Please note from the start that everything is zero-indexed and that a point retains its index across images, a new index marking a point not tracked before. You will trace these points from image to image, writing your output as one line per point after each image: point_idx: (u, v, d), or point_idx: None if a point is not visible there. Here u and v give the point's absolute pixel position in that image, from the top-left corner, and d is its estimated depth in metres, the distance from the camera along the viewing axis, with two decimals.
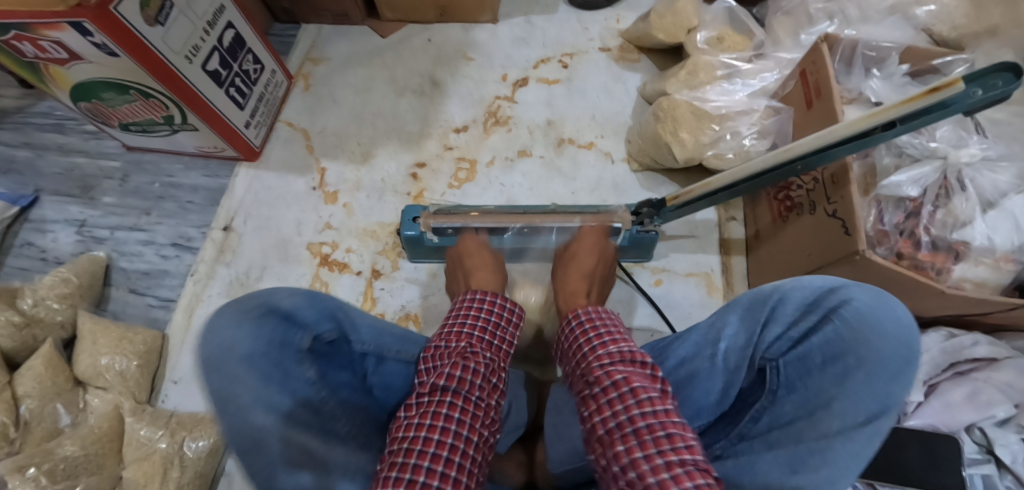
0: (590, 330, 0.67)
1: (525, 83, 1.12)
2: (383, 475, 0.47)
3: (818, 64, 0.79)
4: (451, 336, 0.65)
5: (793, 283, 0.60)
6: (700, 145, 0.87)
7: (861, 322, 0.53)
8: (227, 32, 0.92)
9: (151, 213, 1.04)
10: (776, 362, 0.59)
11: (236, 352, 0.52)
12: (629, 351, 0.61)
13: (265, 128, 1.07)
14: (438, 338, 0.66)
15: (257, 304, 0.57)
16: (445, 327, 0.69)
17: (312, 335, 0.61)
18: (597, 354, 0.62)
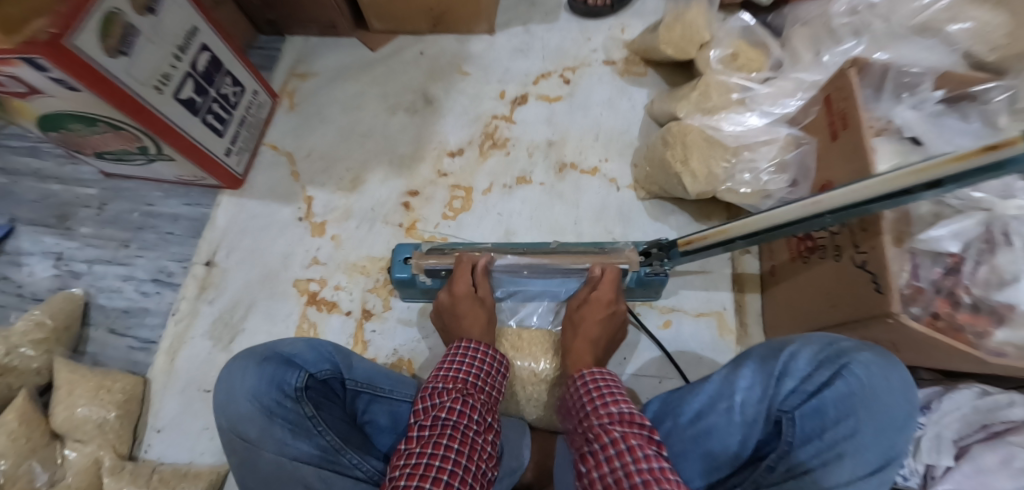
0: (593, 389, 0.63)
1: (524, 100, 1.04)
2: None
3: (845, 91, 0.72)
4: (444, 382, 0.63)
5: (803, 340, 0.62)
6: (715, 174, 0.80)
7: (870, 381, 0.55)
8: (201, 55, 0.85)
9: (130, 246, 0.99)
10: (791, 414, 0.58)
11: (245, 391, 0.66)
12: (631, 412, 0.59)
13: (247, 154, 1.01)
14: (430, 385, 0.64)
15: (264, 350, 0.71)
16: (437, 371, 0.67)
17: (308, 373, 0.70)
18: (601, 414, 0.59)
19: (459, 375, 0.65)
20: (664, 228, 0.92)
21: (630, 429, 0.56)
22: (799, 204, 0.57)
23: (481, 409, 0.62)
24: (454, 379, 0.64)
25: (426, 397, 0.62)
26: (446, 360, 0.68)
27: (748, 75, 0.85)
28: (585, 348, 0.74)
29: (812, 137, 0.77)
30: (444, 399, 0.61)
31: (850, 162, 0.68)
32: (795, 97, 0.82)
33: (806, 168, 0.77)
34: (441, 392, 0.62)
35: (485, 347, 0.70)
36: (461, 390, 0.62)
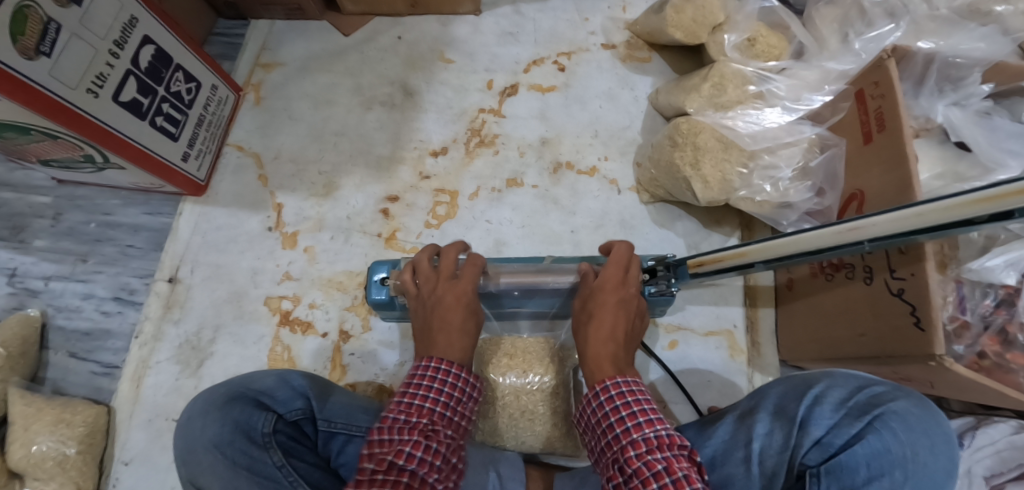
0: (619, 407, 0.51)
1: (513, 91, 0.95)
2: None
3: (882, 86, 0.62)
4: (410, 414, 0.52)
5: (827, 380, 0.55)
6: (727, 179, 0.71)
7: (909, 435, 0.48)
8: (143, 48, 0.75)
9: (88, 260, 0.90)
10: (815, 469, 0.50)
11: (204, 439, 0.56)
12: (666, 434, 0.48)
13: (209, 156, 0.92)
14: (394, 415, 0.53)
15: (232, 389, 0.60)
16: (402, 394, 0.55)
17: (277, 415, 0.60)
18: (632, 440, 0.48)
19: (427, 404, 0.54)
20: (670, 235, 0.84)
21: (670, 457, 0.46)
22: (833, 227, 0.49)
23: (447, 450, 0.51)
24: (422, 411, 0.53)
25: (388, 430, 0.51)
26: (411, 382, 0.56)
27: (763, 63, 0.74)
28: (604, 349, 0.56)
29: (841, 138, 0.69)
30: (406, 436, 0.50)
31: (888, 172, 0.59)
32: (823, 91, 0.71)
33: (833, 175, 0.70)
34: (408, 425, 0.51)
35: (460, 371, 0.57)
36: (424, 428, 0.51)
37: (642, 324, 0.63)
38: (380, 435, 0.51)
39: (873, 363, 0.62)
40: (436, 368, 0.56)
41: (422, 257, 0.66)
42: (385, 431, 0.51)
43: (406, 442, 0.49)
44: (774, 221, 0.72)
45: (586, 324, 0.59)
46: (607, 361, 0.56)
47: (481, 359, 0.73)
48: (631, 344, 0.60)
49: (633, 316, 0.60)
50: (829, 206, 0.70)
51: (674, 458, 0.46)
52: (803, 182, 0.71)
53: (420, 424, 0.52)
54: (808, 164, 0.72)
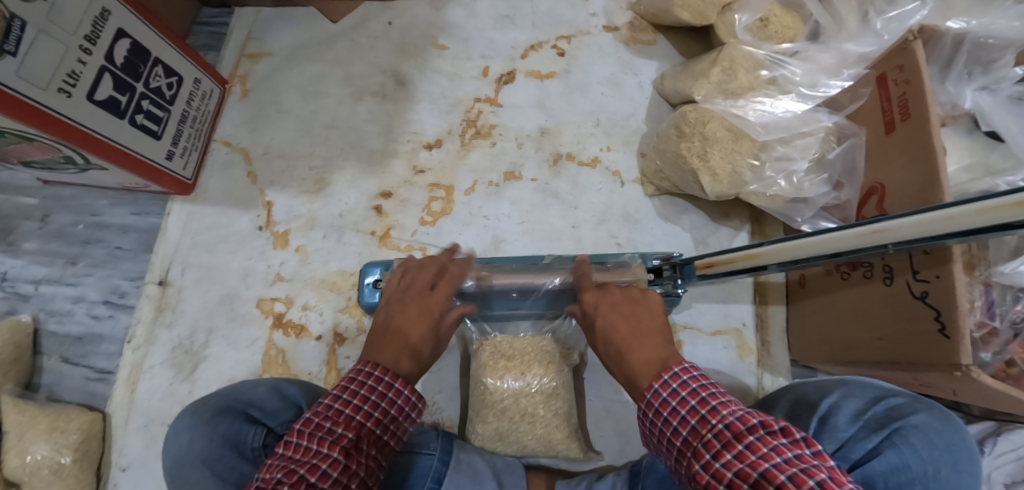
0: (677, 407, 0.46)
1: (511, 79, 0.90)
2: None
3: (907, 71, 0.58)
4: (339, 424, 0.45)
5: (844, 390, 0.52)
6: (738, 170, 0.67)
7: (932, 452, 0.46)
8: (117, 42, 0.71)
9: (78, 263, 0.88)
10: None
11: (192, 455, 0.54)
12: (736, 419, 0.42)
13: (196, 154, 0.88)
14: (321, 419, 0.45)
15: (220, 402, 0.59)
16: (334, 398, 0.48)
17: (267, 428, 0.58)
18: (702, 444, 0.42)
19: (360, 418, 0.47)
20: (676, 230, 0.81)
21: (749, 441, 0.39)
22: (854, 231, 0.45)
23: (364, 473, 0.45)
24: (351, 423, 0.46)
25: (311, 435, 0.44)
26: (347, 385, 0.49)
27: (776, 45, 0.69)
28: (642, 349, 0.52)
29: (862, 128, 0.64)
30: (329, 449, 0.43)
31: (912, 164, 0.55)
32: (841, 77, 0.67)
33: (851, 168, 0.65)
34: (332, 437, 0.44)
35: (403, 385, 0.51)
36: (348, 445, 0.44)
37: (654, 301, 0.57)
38: (298, 441, 0.43)
39: (891, 369, 0.58)
40: (378, 380, 0.50)
41: (413, 261, 0.66)
42: (305, 436, 0.44)
43: (325, 454, 0.42)
44: (787, 217, 0.68)
45: (604, 345, 0.55)
46: (648, 361, 0.51)
47: (479, 362, 0.68)
48: (654, 329, 0.54)
49: (638, 309, 0.56)
50: (847, 201, 0.65)
51: (760, 441, 0.39)
52: (818, 174, 0.67)
53: (346, 438, 0.45)
54: (826, 156, 0.67)
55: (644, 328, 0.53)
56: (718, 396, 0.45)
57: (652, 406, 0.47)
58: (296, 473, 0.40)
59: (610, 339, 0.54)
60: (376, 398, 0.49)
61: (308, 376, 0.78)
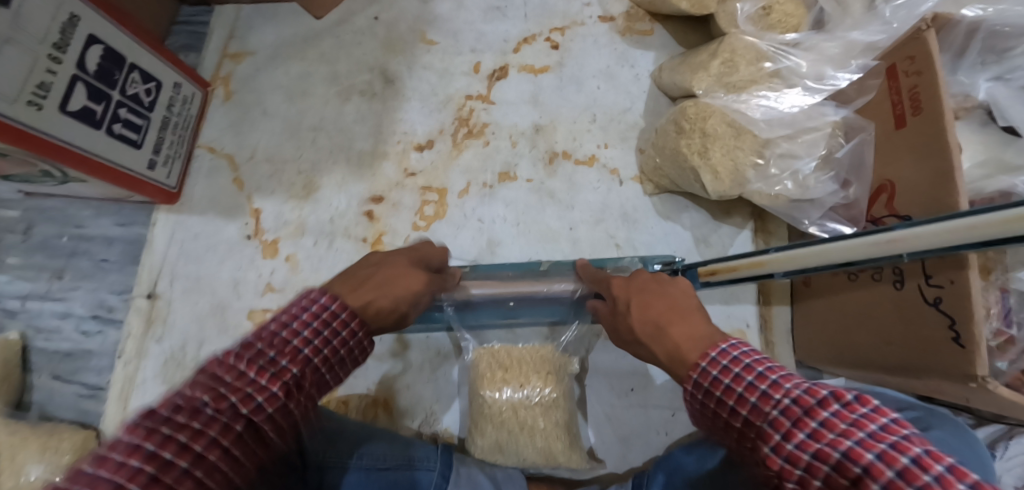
0: (732, 386, 0.38)
1: (502, 73, 0.87)
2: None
3: (918, 61, 0.55)
4: (283, 353, 0.37)
5: None
6: (741, 168, 0.64)
7: None
8: (88, 49, 0.68)
9: (63, 277, 0.85)
10: None
11: None
12: (803, 392, 0.34)
13: (179, 161, 0.85)
14: (261, 342, 0.37)
15: None
16: (285, 319, 0.39)
17: None
18: (767, 425, 0.35)
19: (308, 347, 0.39)
20: (676, 228, 0.78)
21: (824, 418, 0.32)
22: (867, 239, 0.43)
23: (295, 414, 0.39)
24: (298, 357, 0.38)
25: (246, 357, 0.36)
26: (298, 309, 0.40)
27: (778, 35, 0.66)
28: (678, 324, 0.44)
29: (871, 122, 0.61)
30: (263, 379, 0.35)
31: (925, 162, 0.52)
32: (848, 69, 0.64)
33: (858, 165, 0.62)
34: (274, 369, 0.36)
35: (360, 328, 0.43)
36: (288, 382, 0.37)
37: (682, 282, 0.50)
38: (228, 361, 0.36)
39: (901, 376, 0.57)
40: (337, 313, 0.41)
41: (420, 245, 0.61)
42: (242, 360, 0.36)
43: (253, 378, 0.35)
44: (793, 220, 0.66)
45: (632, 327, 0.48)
46: (690, 339, 0.43)
47: (476, 373, 0.67)
48: (689, 306, 0.46)
49: (665, 290, 0.49)
50: (856, 199, 0.62)
51: (837, 417, 0.32)
52: (827, 172, 0.64)
53: (286, 371, 0.37)
54: (832, 155, 0.64)
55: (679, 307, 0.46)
56: (772, 367, 0.38)
57: (698, 386, 0.40)
58: (225, 401, 0.33)
59: (636, 320, 0.47)
60: (331, 333, 0.41)
61: None
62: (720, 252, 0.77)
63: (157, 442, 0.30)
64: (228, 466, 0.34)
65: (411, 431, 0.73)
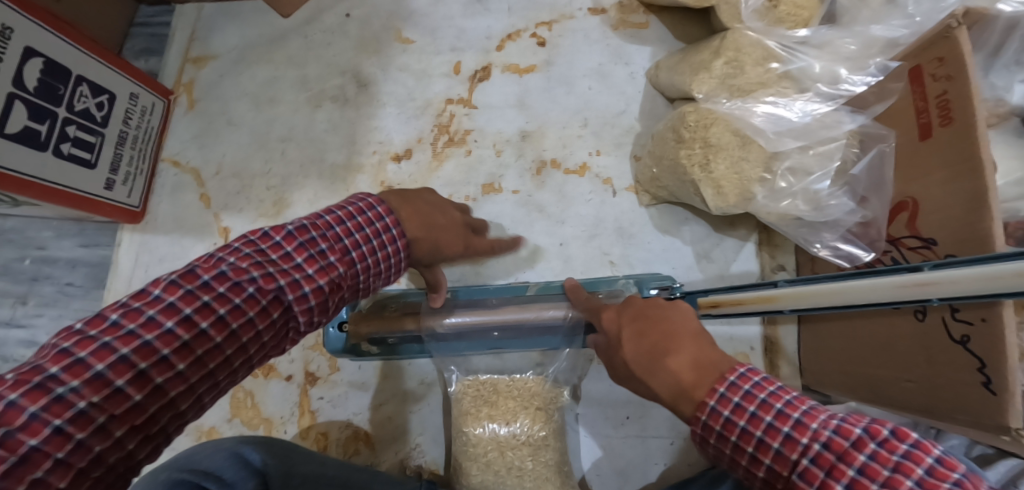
0: (751, 430, 0.32)
1: (485, 75, 0.80)
2: (59, 338, 0.29)
3: (947, 64, 0.48)
4: (333, 252, 0.39)
5: None
6: (747, 183, 0.59)
7: None
8: (26, 64, 0.62)
9: (27, 303, 0.79)
10: None
11: None
12: (834, 434, 0.30)
13: (141, 178, 0.80)
14: (319, 235, 0.39)
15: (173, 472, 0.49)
16: (342, 213, 0.41)
17: None
18: (799, 476, 0.30)
19: (353, 254, 0.40)
20: (675, 243, 0.72)
21: (862, 464, 0.28)
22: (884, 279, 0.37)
23: (333, 312, 0.41)
24: (346, 258, 0.40)
25: (301, 246, 0.37)
26: (360, 214, 0.42)
27: (789, 31, 0.59)
28: (681, 346, 0.38)
29: (892, 131, 0.55)
30: (314, 273, 0.37)
31: (954, 180, 0.46)
32: (865, 71, 0.57)
33: (878, 182, 0.56)
34: (324, 263, 0.38)
35: (402, 245, 0.44)
36: (335, 279, 0.39)
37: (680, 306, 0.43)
38: (283, 242, 0.37)
39: (922, 417, 0.51)
40: (376, 218, 0.42)
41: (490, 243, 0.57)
42: (296, 243, 0.37)
43: (301, 266, 0.37)
44: (804, 243, 0.60)
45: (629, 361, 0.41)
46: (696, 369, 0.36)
47: (460, 409, 0.63)
48: (690, 330, 0.39)
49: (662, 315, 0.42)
50: (874, 218, 0.56)
51: (877, 462, 0.28)
52: (840, 190, 0.58)
53: (331, 267, 0.38)
54: (848, 170, 0.58)
55: (675, 331, 0.39)
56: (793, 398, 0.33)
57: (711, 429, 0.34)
58: (271, 283, 0.35)
59: (631, 353, 0.41)
60: (374, 242, 0.42)
61: (279, 420, 0.72)
62: (723, 268, 0.71)
63: (197, 307, 0.33)
64: (260, 339, 0.36)
65: (395, 463, 0.69)
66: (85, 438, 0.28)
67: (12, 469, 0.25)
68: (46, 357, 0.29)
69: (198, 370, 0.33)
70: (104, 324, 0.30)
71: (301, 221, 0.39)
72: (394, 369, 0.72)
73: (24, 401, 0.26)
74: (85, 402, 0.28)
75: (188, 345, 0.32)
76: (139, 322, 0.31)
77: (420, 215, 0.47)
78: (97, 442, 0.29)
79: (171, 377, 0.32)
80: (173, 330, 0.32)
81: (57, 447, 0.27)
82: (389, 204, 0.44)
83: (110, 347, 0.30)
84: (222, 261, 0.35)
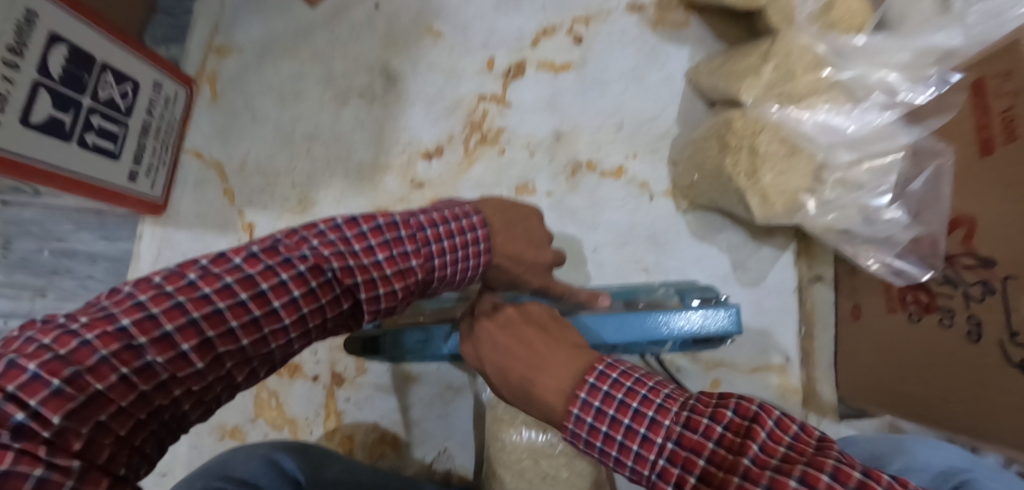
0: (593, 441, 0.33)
1: (519, 72, 0.78)
2: (132, 288, 0.31)
3: (1014, 78, 0.46)
4: (415, 256, 0.40)
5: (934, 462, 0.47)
6: (793, 194, 0.57)
7: None
8: (51, 50, 0.59)
9: (46, 296, 0.78)
10: None
11: None
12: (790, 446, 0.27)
13: (164, 170, 0.78)
14: (405, 237, 0.40)
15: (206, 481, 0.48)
16: (432, 219, 0.42)
17: None
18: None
19: (434, 262, 0.41)
20: (712, 251, 0.71)
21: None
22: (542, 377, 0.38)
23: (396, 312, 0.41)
24: (425, 265, 0.40)
25: (385, 245, 0.39)
26: (450, 221, 0.43)
27: (845, 37, 0.57)
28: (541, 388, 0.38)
29: (951, 144, 0.54)
30: (392, 274, 0.38)
31: (1021, 201, 0.45)
32: (927, 82, 0.56)
33: (933, 197, 0.55)
34: (403, 266, 0.39)
35: (484, 260, 0.45)
36: (410, 282, 0.39)
37: (571, 335, 0.41)
38: (368, 233, 0.38)
39: (965, 437, 0.51)
40: (466, 233, 0.43)
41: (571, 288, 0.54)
42: (380, 240, 0.39)
43: (380, 264, 0.38)
44: (856, 257, 0.60)
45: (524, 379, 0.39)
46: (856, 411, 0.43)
47: (494, 416, 0.62)
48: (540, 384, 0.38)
49: (553, 336, 0.41)
50: (929, 232, 0.55)
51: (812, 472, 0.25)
52: (893, 204, 0.58)
53: (408, 270, 0.39)
54: (904, 186, 0.58)
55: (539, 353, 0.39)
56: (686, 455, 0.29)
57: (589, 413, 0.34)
58: (349, 276, 0.36)
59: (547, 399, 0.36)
60: (454, 254, 0.42)
61: (304, 421, 0.71)
62: (757, 277, 0.71)
63: (273, 285, 0.33)
64: (324, 324, 0.37)
65: (422, 466, 0.69)
66: (148, 389, 0.29)
67: (83, 409, 0.25)
68: (122, 305, 0.29)
69: (259, 346, 0.34)
70: (183, 282, 0.31)
71: (393, 217, 0.41)
72: (424, 375, 0.71)
73: (98, 342, 0.27)
74: (155, 359, 0.29)
75: (257, 321, 0.33)
76: (216, 288, 0.32)
77: (513, 244, 0.47)
78: (159, 394, 0.29)
79: (235, 348, 0.32)
80: (245, 304, 0.32)
81: (122, 395, 0.27)
82: (484, 217, 0.46)
83: (184, 308, 0.30)
84: (305, 242, 0.36)
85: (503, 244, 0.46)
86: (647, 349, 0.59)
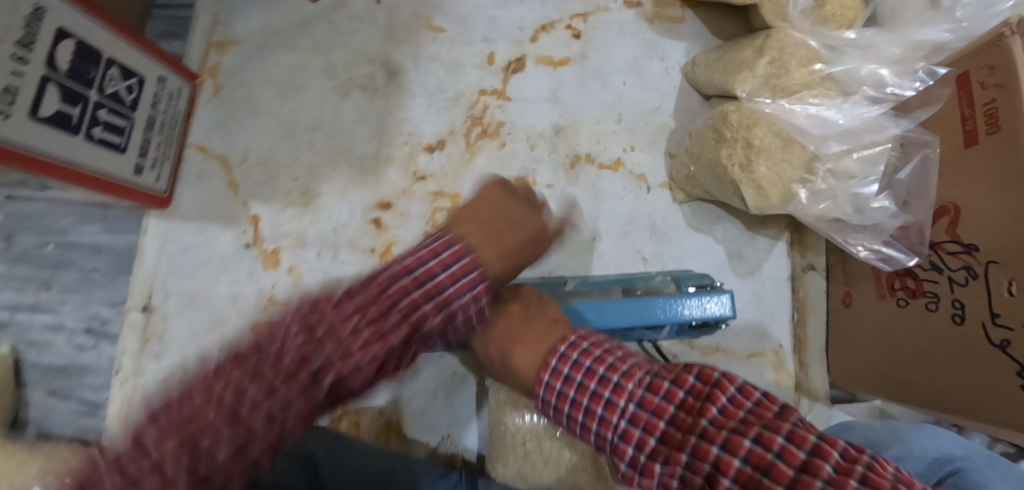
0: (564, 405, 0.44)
1: (519, 66, 0.79)
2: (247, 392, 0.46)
3: (998, 73, 0.48)
4: (399, 306, 0.48)
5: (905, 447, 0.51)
6: (788, 184, 0.59)
7: None
8: (59, 45, 0.60)
9: (51, 288, 0.79)
10: None
11: None
12: (729, 402, 0.37)
13: (168, 163, 0.79)
14: (390, 292, 0.48)
15: None
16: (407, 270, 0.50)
17: None
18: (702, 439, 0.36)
19: (424, 310, 0.48)
20: (708, 241, 0.73)
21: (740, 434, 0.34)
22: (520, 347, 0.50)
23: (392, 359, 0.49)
24: (406, 313, 0.48)
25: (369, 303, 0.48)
26: (427, 264, 0.50)
27: (836, 33, 0.59)
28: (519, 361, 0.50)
29: (937, 136, 0.56)
30: (365, 327, 0.46)
31: (1003, 188, 0.47)
32: (914, 75, 0.58)
33: (920, 187, 0.57)
34: (384, 317, 0.47)
35: (472, 278, 0.49)
36: (388, 327, 0.48)
37: (551, 310, 0.53)
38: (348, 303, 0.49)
39: (950, 416, 0.53)
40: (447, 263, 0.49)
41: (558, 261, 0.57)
42: (354, 305, 0.48)
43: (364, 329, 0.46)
44: (843, 243, 0.62)
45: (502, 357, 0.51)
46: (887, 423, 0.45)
47: (497, 400, 0.64)
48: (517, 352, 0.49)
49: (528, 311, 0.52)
50: (914, 221, 0.57)
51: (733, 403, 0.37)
52: (881, 193, 0.60)
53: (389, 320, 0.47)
54: (893, 175, 0.60)
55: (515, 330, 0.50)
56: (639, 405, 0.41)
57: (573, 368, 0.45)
58: (324, 352, 0.45)
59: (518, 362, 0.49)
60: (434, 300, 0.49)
61: None
62: (752, 267, 0.73)
63: (282, 375, 0.43)
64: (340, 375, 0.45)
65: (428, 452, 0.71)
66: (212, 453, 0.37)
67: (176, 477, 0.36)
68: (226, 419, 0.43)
69: (302, 396, 0.43)
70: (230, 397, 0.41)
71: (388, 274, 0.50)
72: (428, 363, 0.73)
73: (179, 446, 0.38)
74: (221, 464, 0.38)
75: (303, 384, 0.43)
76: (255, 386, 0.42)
77: (494, 237, 0.50)
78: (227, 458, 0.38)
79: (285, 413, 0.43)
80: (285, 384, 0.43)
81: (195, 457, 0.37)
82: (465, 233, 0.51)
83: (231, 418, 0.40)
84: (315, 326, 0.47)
85: (486, 244, 0.50)
86: (643, 335, 0.62)
